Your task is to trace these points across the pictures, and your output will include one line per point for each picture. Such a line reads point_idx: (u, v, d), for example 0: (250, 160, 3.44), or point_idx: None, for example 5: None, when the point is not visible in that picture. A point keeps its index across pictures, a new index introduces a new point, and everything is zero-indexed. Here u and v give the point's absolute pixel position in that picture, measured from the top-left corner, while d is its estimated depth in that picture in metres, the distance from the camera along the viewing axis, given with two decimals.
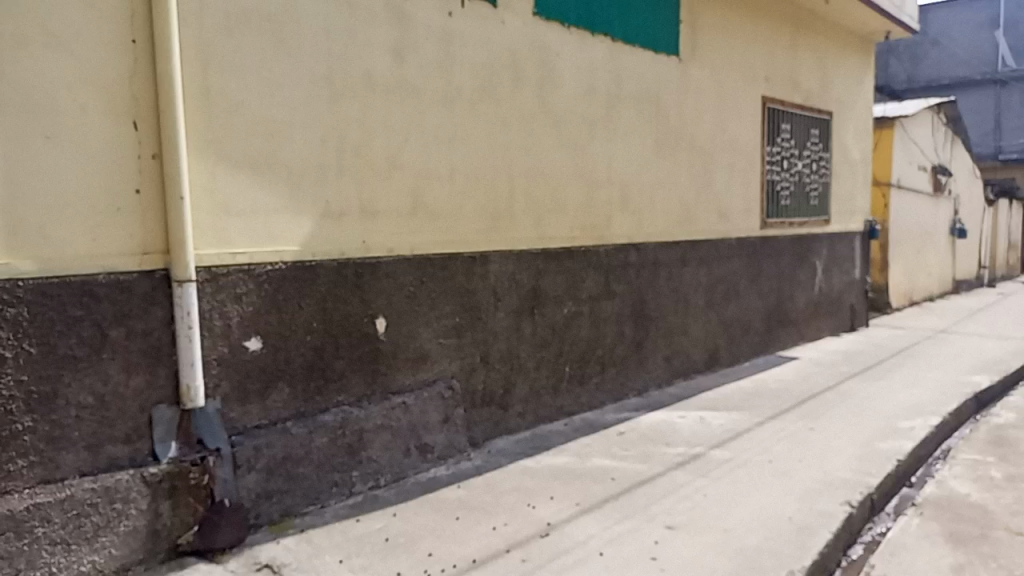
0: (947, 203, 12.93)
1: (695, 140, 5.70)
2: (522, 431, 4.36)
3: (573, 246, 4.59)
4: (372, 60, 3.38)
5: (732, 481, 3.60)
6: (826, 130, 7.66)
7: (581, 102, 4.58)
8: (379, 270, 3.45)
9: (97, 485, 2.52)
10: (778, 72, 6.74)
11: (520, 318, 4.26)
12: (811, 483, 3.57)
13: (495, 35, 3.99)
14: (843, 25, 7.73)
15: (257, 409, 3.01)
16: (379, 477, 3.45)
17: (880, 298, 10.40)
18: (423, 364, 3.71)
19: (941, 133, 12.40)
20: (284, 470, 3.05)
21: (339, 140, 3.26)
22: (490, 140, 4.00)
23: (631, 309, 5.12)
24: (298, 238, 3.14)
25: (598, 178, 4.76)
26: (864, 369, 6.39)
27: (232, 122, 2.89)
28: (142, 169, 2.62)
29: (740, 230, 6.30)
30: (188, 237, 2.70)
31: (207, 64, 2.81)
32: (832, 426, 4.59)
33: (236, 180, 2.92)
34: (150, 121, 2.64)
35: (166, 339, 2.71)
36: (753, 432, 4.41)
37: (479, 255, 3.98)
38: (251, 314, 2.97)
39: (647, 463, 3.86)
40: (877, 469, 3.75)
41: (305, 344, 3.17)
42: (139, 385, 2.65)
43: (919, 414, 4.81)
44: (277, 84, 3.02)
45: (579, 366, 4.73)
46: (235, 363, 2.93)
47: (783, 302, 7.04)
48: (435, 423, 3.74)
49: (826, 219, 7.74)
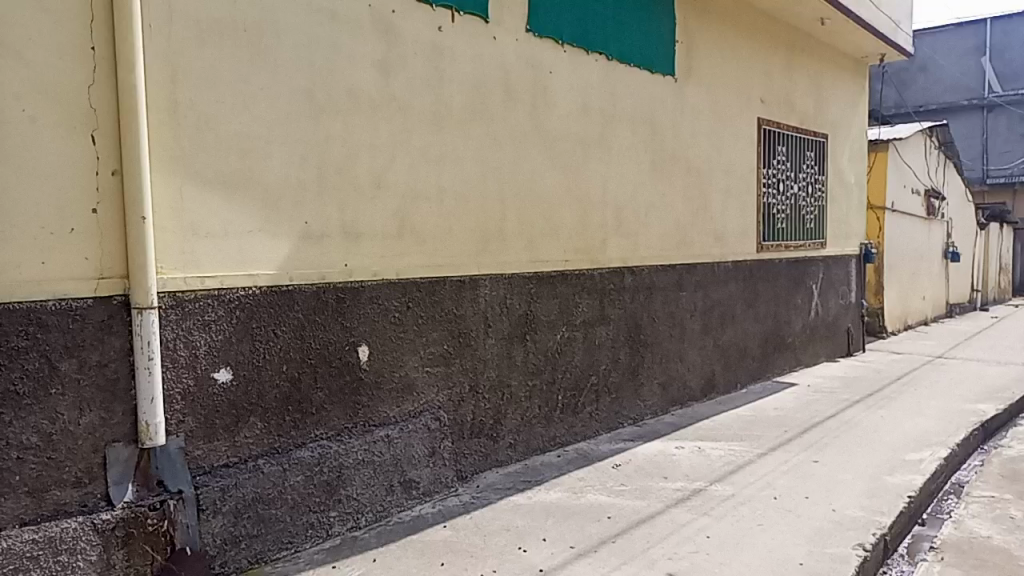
0: (941, 226, 12.86)
1: (691, 162, 5.54)
2: (513, 464, 4.14)
3: (567, 269, 4.40)
4: (357, 74, 3.19)
5: (737, 521, 3.38)
6: (822, 152, 7.54)
7: (575, 122, 4.42)
8: (361, 295, 3.24)
9: (39, 536, 2.27)
10: (774, 94, 6.62)
11: (512, 345, 4.05)
12: (820, 523, 3.36)
13: (487, 51, 3.83)
14: (839, 47, 7.65)
15: (226, 446, 2.78)
16: (360, 517, 3.22)
17: (875, 322, 10.26)
18: (408, 394, 3.48)
19: (934, 157, 12.35)
20: (254, 512, 2.81)
21: (321, 158, 3.07)
22: (481, 159, 3.82)
23: (626, 335, 4.92)
24: (275, 261, 2.93)
25: (593, 198, 4.58)
26: (866, 396, 6.20)
27: (202, 138, 2.69)
28: (101, 186, 2.42)
29: (737, 253, 6.13)
30: (150, 261, 2.49)
31: (176, 75, 2.61)
32: (838, 457, 4.39)
33: (207, 200, 2.71)
34: (109, 134, 2.43)
35: (124, 372, 2.48)
36: (755, 465, 4.21)
37: (468, 278, 3.77)
38: (220, 343, 2.75)
39: (646, 500, 3.63)
40: (889, 508, 3.54)
41: (281, 375, 2.95)
42: (92, 423, 2.42)
43: (927, 446, 4.62)
44: (253, 98, 2.83)
45: (573, 395, 4.52)
46: (202, 397, 2.70)
47: (780, 327, 6.87)
48: (420, 457, 3.52)
49: (822, 242, 7.61)
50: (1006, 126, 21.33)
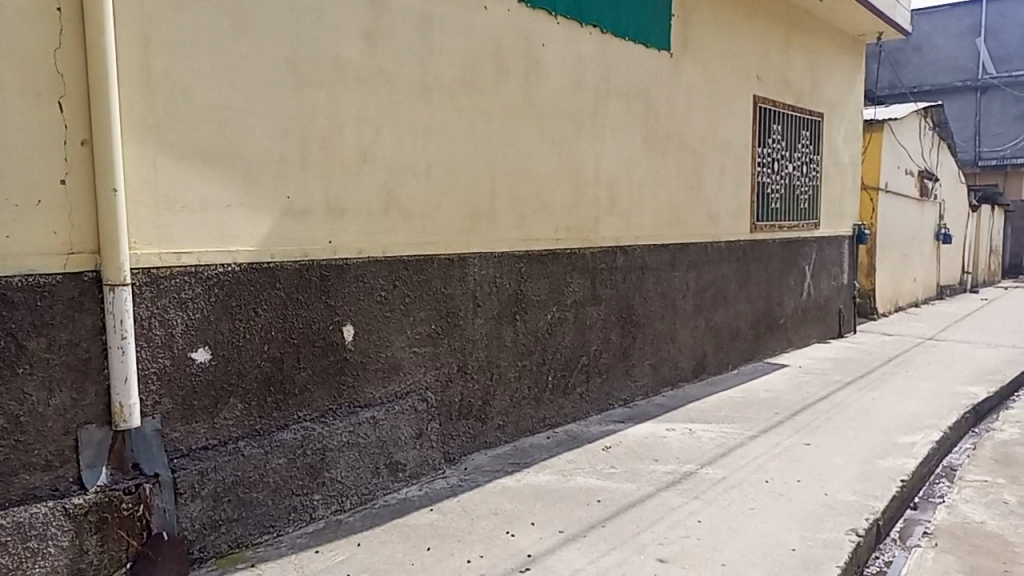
0: (933, 207, 12.81)
1: (685, 140, 5.44)
2: (502, 446, 4.07)
3: (558, 248, 4.31)
4: (342, 43, 3.07)
5: (728, 505, 3.33)
6: (817, 131, 7.44)
7: (567, 96, 4.30)
8: (346, 273, 3.15)
9: (8, 521, 2.19)
10: (771, 71, 6.51)
11: (501, 325, 3.96)
12: (812, 508, 3.31)
13: (477, 22, 3.70)
14: (836, 25, 7.52)
15: (205, 428, 2.69)
16: (344, 500, 3.14)
17: (866, 303, 10.22)
18: (395, 375, 3.40)
19: (928, 138, 12.28)
20: (234, 496, 2.73)
21: (303, 131, 2.95)
22: (470, 134, 3.70)
23: (617, 315, 4.85)
24: (255, 237, 2.82)
25: (585, 176, 4.48)
26: (857, 378, 6.16)
27: (177, 107, 2.57)
28: (69, 156, 2.30)
29: (730, 233, 6.06)
30: (122, 236, 2.38)
31: (149, 40, 2.48)
32: (830, 440, 4.34)
33: (183, 172, 2.60)
34: (78, 101, 2.31)
35: (96, 351, 2.38)
36: (747, 447, 4.16)
37: (457, 257, 3.68)
38: (198, 321, 2.65)
39: (636, 483, 3.57)
40: (881, 492, 3.50)
41: (262, 355, 2.86)
42: (63, 404, 2.33)
43: (919, 429, 4.58)
44: (232, 66, 2.70)
45: (563, 376, 4.44)
46: (179, 378, 2.61)
47: (772, 308, 6.81)
48: (407, 439, 3.45)
49: (815, 222, 7.54)
50: (999, 108, 21.25)
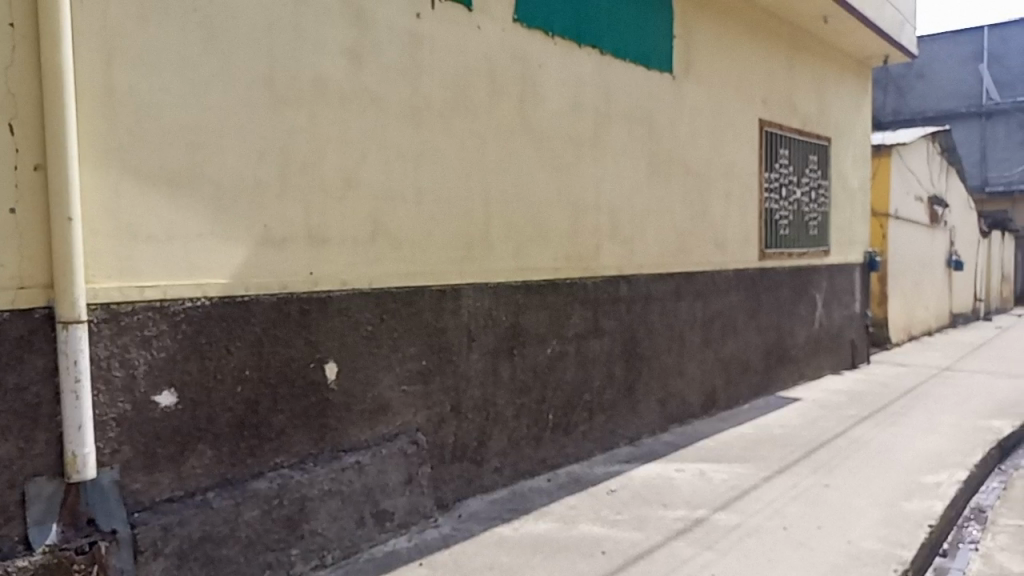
0: (943, 233, 12.58)
1: (690, 165, 5.26)
2: (499, 489, 3.82)
3: (558, 278, 4.10)
4: (325, 63, 2.90)
5: (744, 555, 3.07)
6: (825, 156, 7.26)
7: (566, 120, 4.13)
8: (329, 306, 2.94)
9: None
10: (776, 95, 6.35)
11: (497, 360, 3.74)
12: (835, 558, 3.06)
13: (470, 41, 3.54)
14: (841, 48, 7.38)
15: (171, 478, 2.47)
16: (325, 554, 2.90)
17: (879, 333, 9.97)
18: (383, 415, 3.18)
19: (937, 164, 12.10)
20: (202, 553, 2.50)
21: (282, 155, 2.77)
22: (464, 159, 3.52)
23: (621, 347, 4.62)
24: (229, 269, 2.62)
25: (586, 202, 4.29)
26: (874, 411, 5.89)
27: (143, 129, 2.39)
28: (19, 182, 2.11)
29: (738, 261, 5.84)
30: (78, 268, 2.18)
31: (112, 58, 2.31)
32: (850, 480, 4.08)
33: (150, 200, 2.41)
34: (31, 123, 2.13)
35: (48, 396, 2.17)
36: (761, 489, 3.90)
37: (450, 288, 3.47)
38: (163, 361, 2.44)
39: (643, 531, 3.32)
40: (909, 539, 3.24)
41: (235, 397, 2.64)
42: (8, 455, 2.11)
43: (943, 468, 4.31)
44: (203, 86, 2.53)
45: (564, 413, 4.21)
46: (141, 424, 2.39)
47: (783, 339, 6.57)
48: (395, 485, 3.21)
49: (826, 249, 7.32)
50: (1004, 133, 20.84)
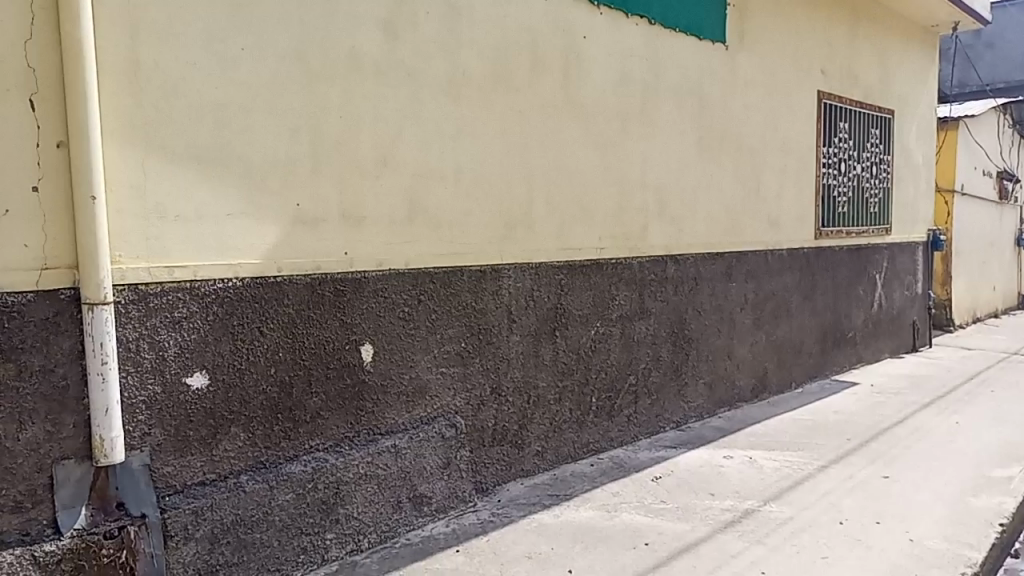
0: (1013, 210, 11.94)
1: (743, 140, 5.01)
2: (541, 474, 3.71)
3: (602, 257, 3.94)
4: (359, 37, 2.79)
5: (796, 552, 2.91)
6: (888, 129, 6.88)
7: (612, 93, 3.94)
8: (364, 287, 2.85)
9: None
10: (837, 65, 6.02)
11: (539, 341, 3.62)
12: (896, 558, 2.87)
13: (510, 11, 3.38)
14: (908, 15, 6.96)
15: (203, 461, 2.43)
16: (361, 539, 2.85)
17: (942, 315, 9.54)
18: (420, 398, 3.09)
19: (1008, 138, 11.46)
20: (234, 537, 2.46)
21: (315, 132, 2.67)
22: (504, 135, 3.38)
23: (668, 329, 4.45)
24: (260, 249, 2.55)
25: (633, 179, 4.11)
26: (937, 398, 5.60)
27: (169, 105, 2.31)
28: (42, 160, 2.05)
29: (793, 240, 5.59)
30: (103, 248, 2.13)
31: (136, 33, 2.23)
32: (913, 473, 3.85)
33: (176, 179, 2.34)
34: (53, 100, 2.07)
35: (75, 378, 2.13)
36: (816, 480, 3.71)
37: (490, 268, 3.35)
38: (195, 343, 2.39)
39: (689, 523, 3.18)
40: (978, 539, 3.03)
41: (268, 379, 2.58)
42: (36, 438, 2.08)
43: (1015, 461, 4.05)
44: (232, 60, 2.44)
45: (608, 397, 4.07)
46: (172, 406, 2.35)
47: (840, 321, 6.30)
48: (433, 469, 3.13)
49: (887, 228, 6.97)
50: None
